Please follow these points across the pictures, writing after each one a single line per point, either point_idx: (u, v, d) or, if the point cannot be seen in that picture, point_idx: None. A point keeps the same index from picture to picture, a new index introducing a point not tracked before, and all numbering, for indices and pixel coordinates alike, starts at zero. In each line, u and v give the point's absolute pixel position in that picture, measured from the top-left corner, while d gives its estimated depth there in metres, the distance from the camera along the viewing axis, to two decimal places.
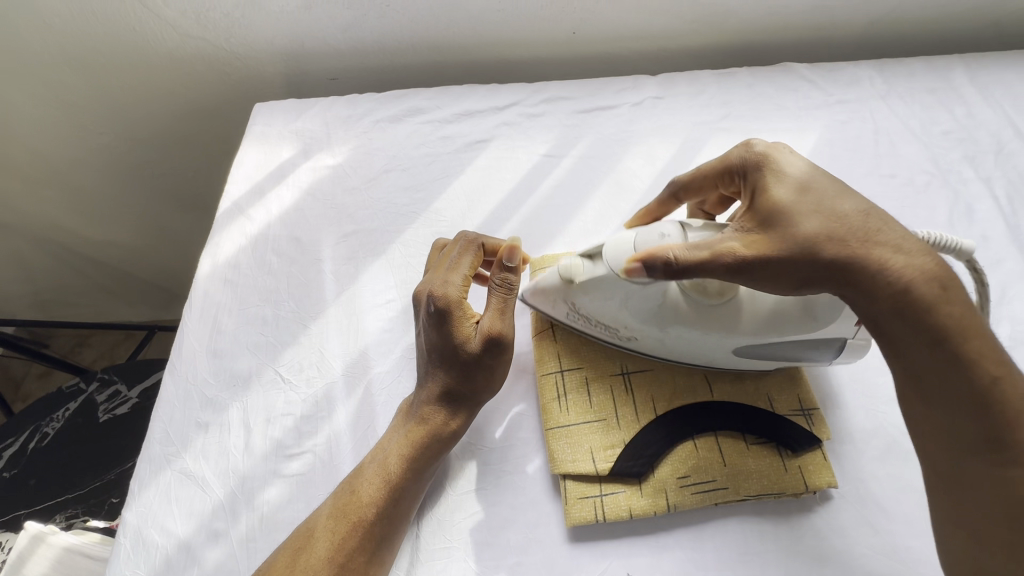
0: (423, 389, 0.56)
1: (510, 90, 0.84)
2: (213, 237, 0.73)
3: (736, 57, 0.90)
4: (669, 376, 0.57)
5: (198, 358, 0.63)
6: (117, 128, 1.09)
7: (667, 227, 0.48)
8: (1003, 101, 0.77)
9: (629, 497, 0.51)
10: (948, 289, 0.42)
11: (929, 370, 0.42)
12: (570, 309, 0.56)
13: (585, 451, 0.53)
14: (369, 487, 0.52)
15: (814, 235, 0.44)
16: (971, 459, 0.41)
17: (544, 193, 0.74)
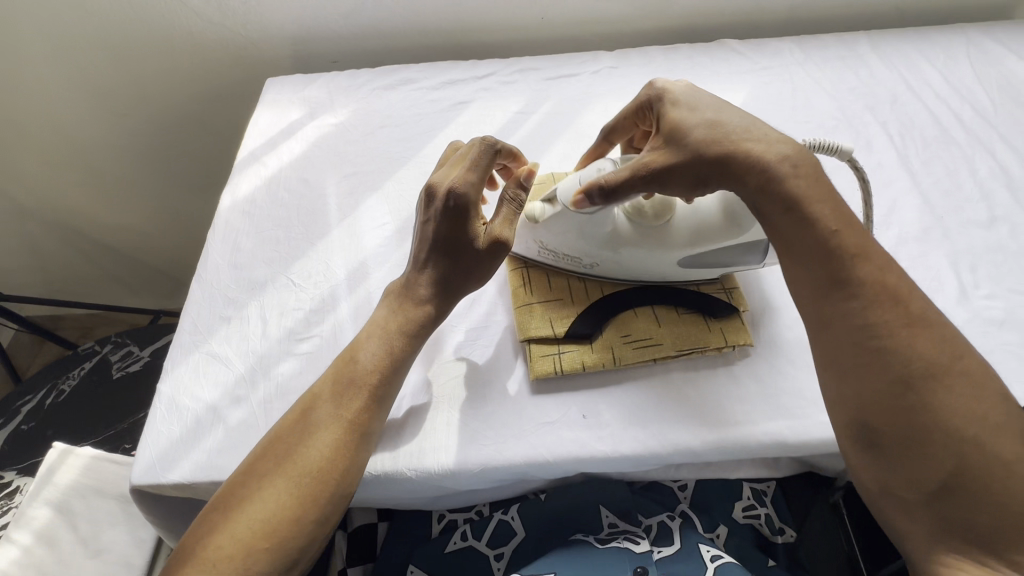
0: (424, 277, 0.64)
1: (488, 64, 0.98)
2: (233, 180, 0.85)
3: (680, 38, 1.05)
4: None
5: (221, 270, 0.75)
6: (140, 111, 1.21)
7: (603, 164, 0.61)
8: (899, 65, 0.92)
9: (582, 354, 0.62)
10: (797, 168, 0.54)
11: (791, 233, 0.53)
12: (540, 248, 0.67)
13: (546, 321, 0.64)
14: (369, 359, 0.59)
15: (700, 142, 0.56)
16: (830, 300, 0.51)
17: (516, 141, 0.87)
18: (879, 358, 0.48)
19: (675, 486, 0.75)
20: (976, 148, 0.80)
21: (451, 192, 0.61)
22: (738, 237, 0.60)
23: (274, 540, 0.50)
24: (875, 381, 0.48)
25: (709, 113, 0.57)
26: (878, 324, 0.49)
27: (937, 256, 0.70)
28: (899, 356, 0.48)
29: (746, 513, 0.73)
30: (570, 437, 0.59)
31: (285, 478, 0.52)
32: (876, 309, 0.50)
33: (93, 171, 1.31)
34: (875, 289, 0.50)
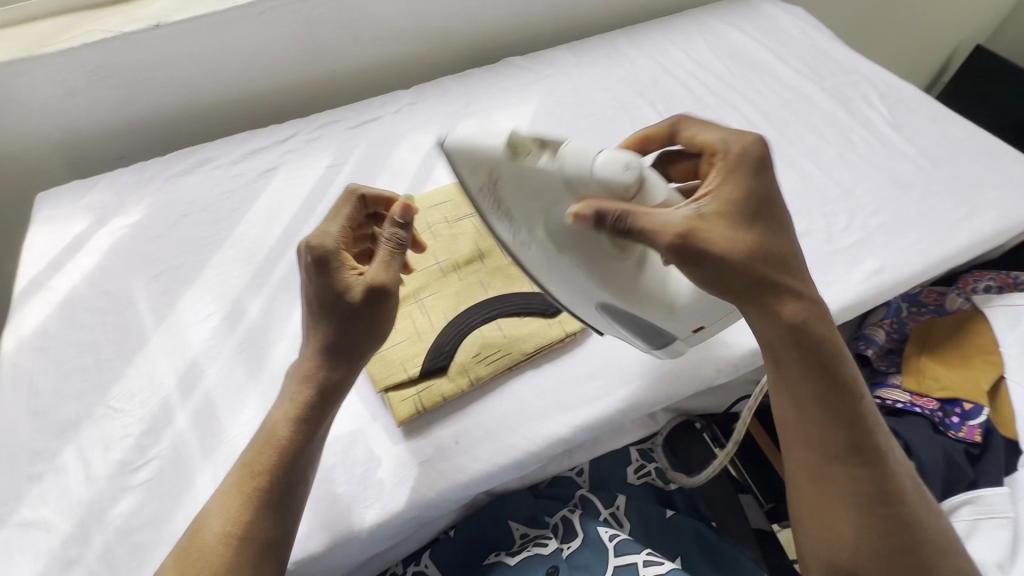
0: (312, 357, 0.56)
1: (288, 126, 0.97)
2: (14, 316, 0.74)
3: (470, 63, 1.12)
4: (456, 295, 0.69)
5: (17, 421, 0.64)
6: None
7: (631, 158, 0.51)
8: (652, 51, 1.07)
9: (439, 385, 0.63)
10: (825, 331, 0.54)
11: (812, 390, 0.54)
12: (489, 189, 0.53)
13: (397, 365, 0.64)
14: (263, 459, 0.53)
15: (744, 245, 0.50)
16: (839, 465, 0.53)
17: (333, 195, 0.86)
18: (886, 521, 0.52)
19: (574, 474, 0.79)
20: (724, 107, 0.95)
21: (310, 245, 0.55)
22: (671, 313, 0.57)
23: None
24: (881, 541, 0.51)
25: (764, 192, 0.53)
26: (893, 492, 0.52)
27: None
28: (905, 524, 0.52)
29: (638, 474, 0.79)
30: (452, 466, 0.60)
31: None
32: (888, 476, 0.53)
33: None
34: (886, 456, 0.53)
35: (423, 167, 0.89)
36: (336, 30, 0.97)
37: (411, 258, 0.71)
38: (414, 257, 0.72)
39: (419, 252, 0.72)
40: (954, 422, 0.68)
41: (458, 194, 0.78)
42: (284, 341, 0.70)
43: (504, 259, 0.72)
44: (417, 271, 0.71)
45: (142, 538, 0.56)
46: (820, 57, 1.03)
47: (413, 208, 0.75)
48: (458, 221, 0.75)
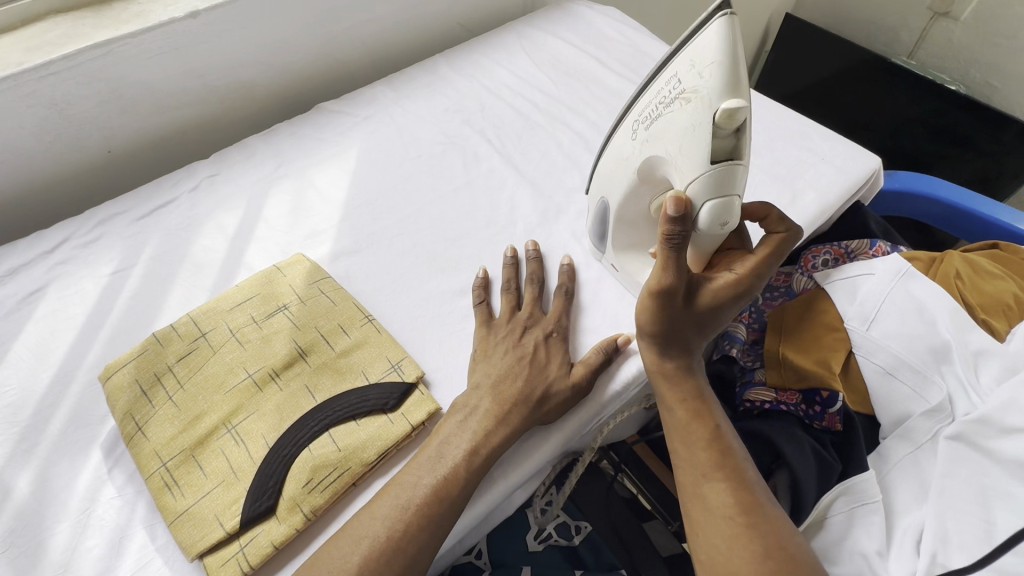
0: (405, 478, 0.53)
1: (56, 229, 0.80)
2: None
3: (280, 114, 1.00)
4: (277, 410, 0.58)
5: None
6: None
7: (730, 217, 0.52)
8: (475, 73, 1.01)
9: (268, 532, 0.52)
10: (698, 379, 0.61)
11: (683, 414, 0.59)
12: (670, 97, 0.52)
13: (211, 520, 0.52)
14: None
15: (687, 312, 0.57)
16: (710, 482, 0.54)
17: (122, 307, 0.72)
18: (755, 525, 0.52)
19: (473, 557, 0.73)
20: (555, 124, 0.91)
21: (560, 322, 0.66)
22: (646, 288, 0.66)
23: None
24: (754, 543, 0.51)
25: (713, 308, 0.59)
26: (757, 499, 0.54)
27: (561, 232, 0.77)
28: (773, 529, 0.52)
29: (540, 538, 0.74)
30: None
31: None
32: (754, 487, 0.55)
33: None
34: (747, 469, 0.56)
35: (233, 252, 0.77)
36: (94, 106, 0.81)
37: (214, 377, 0.60)
38: (217, 375, 0.60)
39: (223, 367, 0.60)
40: (817, 412, 0.71)
41: (266, 284, 0.66)
42: (66, 521, 0.55)
43: (330, 353, 0.62)
44: (223, 392, 0.59)
45: None
46: (640, 57, 1.03)
47: (209, 314, 0.63)
48: (267, 319, 0.64)
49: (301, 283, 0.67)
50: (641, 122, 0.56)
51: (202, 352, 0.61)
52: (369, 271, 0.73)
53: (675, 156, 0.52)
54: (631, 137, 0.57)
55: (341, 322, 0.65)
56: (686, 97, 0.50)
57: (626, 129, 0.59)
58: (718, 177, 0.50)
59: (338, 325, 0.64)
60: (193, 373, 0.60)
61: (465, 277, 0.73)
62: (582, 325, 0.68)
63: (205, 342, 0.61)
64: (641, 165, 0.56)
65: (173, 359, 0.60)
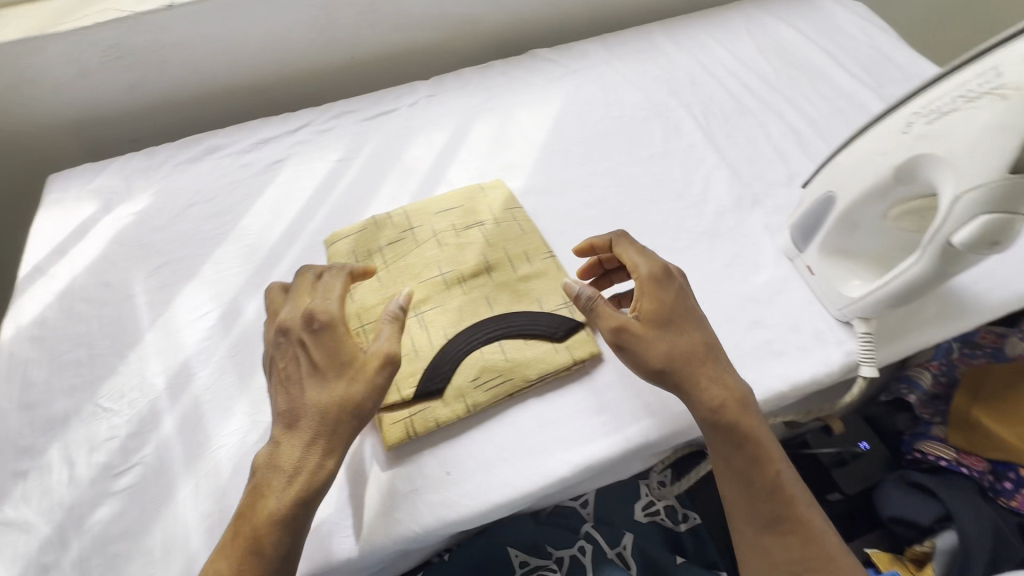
0: (315, 380, 0.53)
1: (301, 115, 0.93)
2: (16, 303, 0.73)
3: (494, 54, 1.06)
4: (460, 310, 0.64)
5: (8, 415, 0.63)
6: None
7: (1002, 236, 0.50)
8: (692, 47, 0.98)
9: (434, 409, 0.59)
10: (748, 411, 0.56)
11: (739, 461, 0.55)
12: (978, 94, 0.49)
13: (391, 383, 0.60)
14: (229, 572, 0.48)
15: (672, 359, 0.56)
16: (772, 536, 0.54)
17: (341, 191, 0.82)
18: None
19: (577, 504, 0.74)
20: (768, 114, 0.87)
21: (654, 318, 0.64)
22: (852, 296, 0.61)
23: None
24: None
25: (679, 327, 0.58)
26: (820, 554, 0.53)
27: (753, 222, 0.74)
28: None
29: (647, 511, 0.73)
30: (437, 500, 0.56)
31: None
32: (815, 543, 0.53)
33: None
34: (803, 519, 0.54)
35: (437, 166, 0.84)
36: (354, 14, 0.92)
37: (413, 267, 0.67)
38: (416, 266, 0.67)
39: (421, 261, 0.67)
40: (1006, 489, 0.65)
41: (469, 200, 0.73)
42: None
43: (512, 274, 0.67)
44: (418, 282, 0.66)
45: (120, 548, 0.55)
46: (882, 61, 0.93)
47: (419, 213, 0.71)
48: (465, 229, 0.70)
49: (498, 207, 0.72)
50: (925, 114, 0.53)
51: (408, 243, 0.69)
52: (554, 213, 0.76)
53: (962, 156, 0.50)
54: (902, 130, 0.55)
55: (527, 250, 0.69)
56: (1000, 95, 0.48)
57: (893, 123, 0.56)
58: (1014, 186, 0.48)
59: (524, 252, 0.68)
60: (396, 258, 0.68)
61: (645, 241, 0.73)
62: (757, 318, 0.65)
63: (412, 235, 0.69)
64: (909, 160, 0.54)
65: (383, 242, 0.69)
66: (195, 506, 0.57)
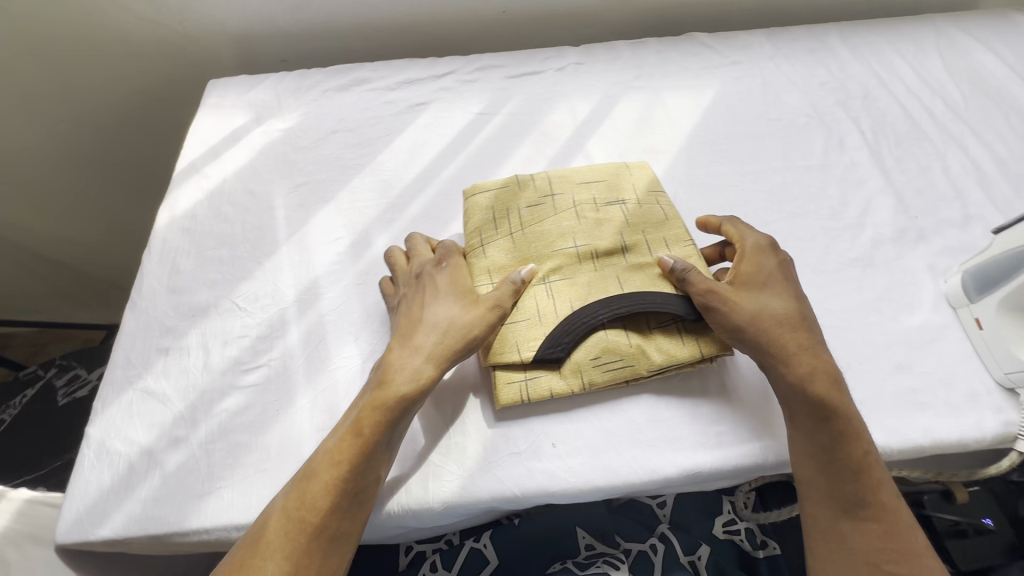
0: (432, 300, 0.60)
1: (447, 61, 0.93)
2: (171, 194, 0.78)
3: (646, 31, 1.02)
4: (590, 285, 0.62)
5: (158, 295, 0.68)
6: (92, 150, 1.16)
7: None
8: (869, 57, 0.90)
9: (550, 379, 0.59)
10: (837, 387, 0.55)
11: (823, 438, 0.54)
12: None
13: (511, 343, 0.59)
14: (329, 459, 0.52)
15: (760, 327, 0.57)
16: (850, 520, 0.52)
17: (478, 144, 0.82)
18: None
19: (653, 503, 0.73)
20: (948, 145, 0.78)
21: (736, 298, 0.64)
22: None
23: None
24: None
25: (765, 300, 0.59)
26: (900, 547, 0.51)
27: (914, 260, 0.68)
28: None
29: (726, 528, 0.71)
30: (542, 469, 0.56)
31: None
32: (896, 536, 0.52)
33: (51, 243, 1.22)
34: (885, 510, 0.52)
35: (577, 137, 0.82)
36: None
37: (548, 234, 0.66)
38: (551, 234, 0.66)
39: (557, 229, 0.66)
40: None
41: (612, 176, 0.70)
42: None
43: (648, 259, 0.64)
44: (551, 249, 0.65)
45: (241, 439, 0.58)
46: None
47: (561, 180, 0.70)
48: (605, 206, 0.68)
49: (642, 188, 0.69)
50: None
51: (546, 209, 0.67)
52: (693, 208, 0.73)
53: None
54: None
55: (666, 237, 0.66)
56: None
57: None
58: None
59: (663, 239, 0.65)
60: (533, 221, 0.67)
61: (790, 254, 0.68)
62: (906, 363, 0.60)
63: (551, 202, 0.68)
64: None
65: (522, 203, 0.68)
66: (311, 417, 0.60)
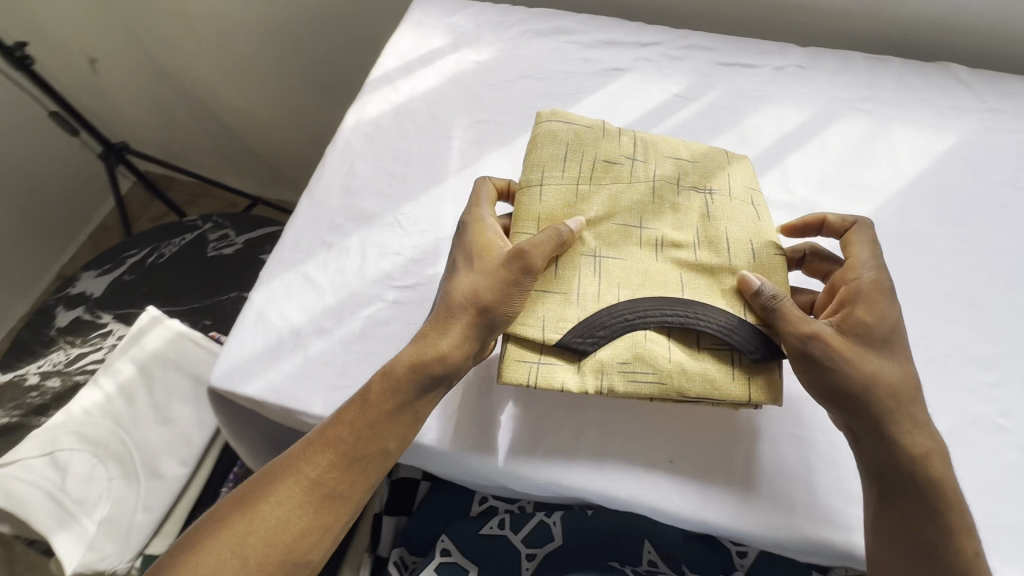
0: (474, 275, 0.56)
1: (656, 31, 0.87)
2: (362, 98, 0.81)
3: (887, 47, 0.88)
4: (645, 270, 0.58)
5: (332, 191, 0.72)
6: (305, 34, 1.28)
7: None
8: None
9: (564, 370, 0.55)
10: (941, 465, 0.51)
11: (917, 518, 0.50)
12: None
13: (537, 319, 0.55)
14: (346, 424, 0.54)
15: (862, 387, 0.51)
16: None
17: (668, 128, 0.77)
18: None
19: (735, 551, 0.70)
20: None
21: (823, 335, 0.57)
22: None
23: (265, 558, 0.51)
24: None
25: (869, 354, 0.52)
26: None
27: None
28: None
29: None
30: (653, 491, 0.55)
31: (240, 529, 0.51)
32: None
33: (239, 112, 1.53)
34: None
35: (779, 149, 0.74)
36: None
37: (618, 202, 0.60)
38: (620, 202, 0.60)
39: (627, 202, 0.61)
40: None
41: (709, 161, 0.64)
42: None
43: (719, 259, 0.58)
44: (611, 219, 0.60)
45: (377, 348, 0.62)
46: None
47: (647, 146, 0.64)
48: (688, 188, 0.62)
49: (737, 179, 0.63)
50: None
51: (621, 172, 0.62)
52: (896, 265, 0.64)
53: None
54: None
55: (752, 238, 0.59)
56: None
57: None
58: None
59: (748, 240, 0.59)
60: (603, 182, 0.61)
61: (998, 352, 0.59)
62: None
63: (627, 165, 0.62)
64: None
65: (601, 156, 0.62)
66: None
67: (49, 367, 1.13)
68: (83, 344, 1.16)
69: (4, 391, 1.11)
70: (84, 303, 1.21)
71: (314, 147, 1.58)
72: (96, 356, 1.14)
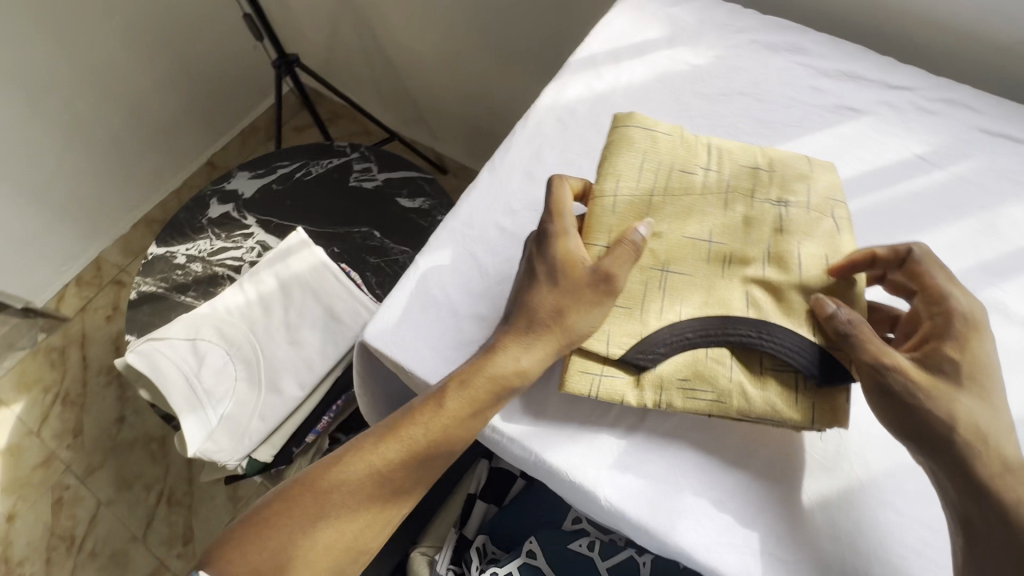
0: (560, 294, 0.55)
1: (911, 73, 0.74)
2: (562, 78, 0.76)
3: None
4: (707, 285, 0.57)
5: (515, 172, 0.69)
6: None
7: None
8: None
9: (623, 384, 0.55)
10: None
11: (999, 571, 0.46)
12: None
13: (603, 334, 0.56)
14: (418, 429, 0.54)
15: (945, 429, 0.49)
16: None
17: (899, 194, 0.67)
18: None
19: None
20: None
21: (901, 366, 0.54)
22: None
23: (338, 545, 0.53)
24: None
25: (948, 392, 0.50)
26: None
27: None
28: None
29: None
30: None
31: (310, 517, 0.53)
32: None
33: (404, 48, 1.54)
34: None
35: None
36: None
37: (687, 215, 0.60)
38: (689, 215, 0.60)
39: (696, 215, 0.60)
40: None
41: (793, 168, 0.62)
42: None
43: (786, 277, 0.56)
44: (680, 234, 0.59)
45: None
46: None
47: (721, 155, 0.63)
48: (763, 202, 0.60)
49: (820, 190, 0.60)
50: None
51: (694, 182, 0.61)
52: None
53: None
54: None
55: (826, 254, 0.58)
56: None
57: None
58: None
59: (821, 260, 0.57)
60: (675, 190, 0.60)
61: None
62: None
63: (701, 176, 0.61)
64: None
65: (677, 165, 0.61)
66: None
67: (195, 253, 1.23)
68: (226, 239, 1.25)
69: (154, 263, 1.22)
70: (234, 201, 1.29)
71: (467, 99, 1.56)
72: (235, 254, 1.23)
